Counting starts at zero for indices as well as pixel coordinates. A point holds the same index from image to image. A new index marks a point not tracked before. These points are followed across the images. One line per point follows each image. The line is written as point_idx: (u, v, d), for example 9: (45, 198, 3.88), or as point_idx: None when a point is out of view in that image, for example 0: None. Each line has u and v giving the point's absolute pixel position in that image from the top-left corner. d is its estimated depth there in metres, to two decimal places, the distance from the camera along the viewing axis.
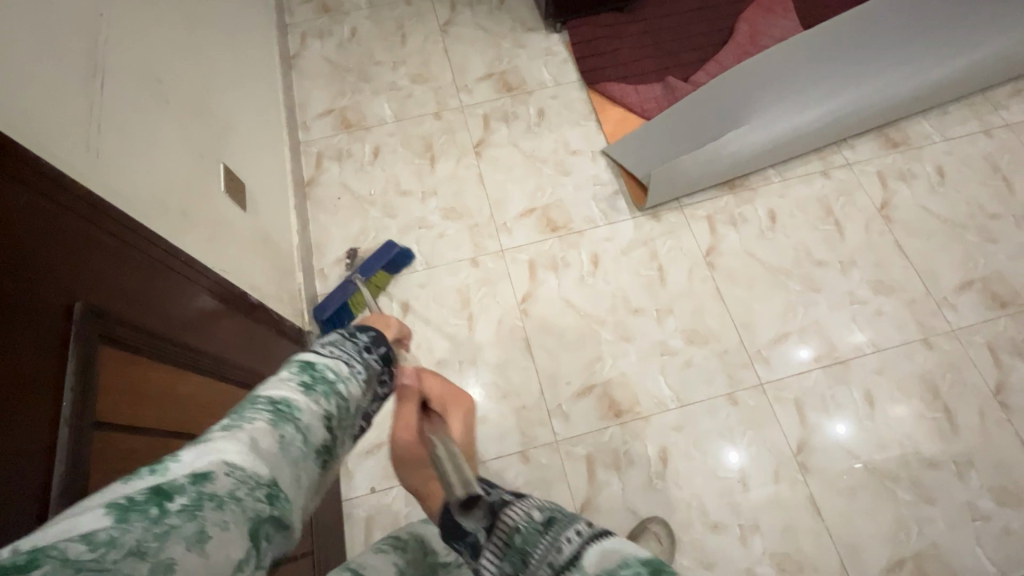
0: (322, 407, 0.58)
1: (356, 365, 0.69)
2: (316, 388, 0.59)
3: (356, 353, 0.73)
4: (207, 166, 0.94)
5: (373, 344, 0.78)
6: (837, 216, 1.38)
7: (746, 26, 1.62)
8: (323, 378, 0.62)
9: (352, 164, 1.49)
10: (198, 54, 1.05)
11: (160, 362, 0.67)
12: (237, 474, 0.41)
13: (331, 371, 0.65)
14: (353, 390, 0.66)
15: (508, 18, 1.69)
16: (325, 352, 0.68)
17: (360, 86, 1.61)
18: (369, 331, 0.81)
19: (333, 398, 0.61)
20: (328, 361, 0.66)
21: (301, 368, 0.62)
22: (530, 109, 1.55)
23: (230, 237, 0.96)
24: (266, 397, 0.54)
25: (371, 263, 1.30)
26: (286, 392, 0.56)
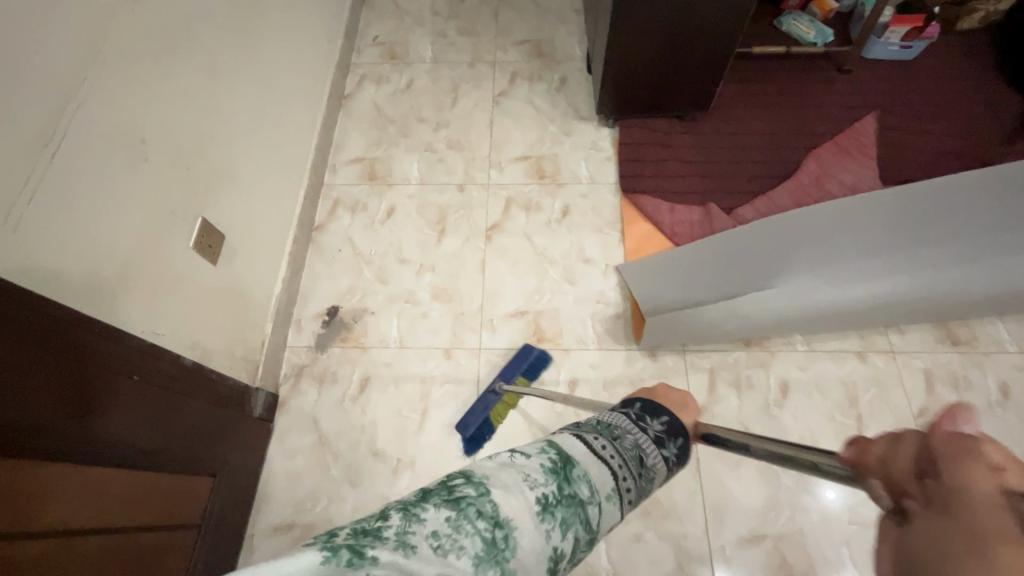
0: (548, 543, 0.54)
1: (622, 478, 0.61)
2: (552, 516, 0.54)
3: (631, 459, 0.62)
4: (177, 223, 0.94)
5: (667, 435, 0.67)
6: (861, 409, 1.19)
7: (814, 163, 1.47)
8: (574, 498, 0.57)
9: (364, 218, 1.48)
10: (218, 104, 1.07)
11: (41, 456, 0.66)
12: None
13: (587, 484, 0.58)
14: (604, 513, 0.59)
15: (563, 102, 1.64)
16: (599, 450, 0.61)
17: (398, 140, 1.60)
18: (663, 416, 0.69)
19: (576, 525, 0.57)
20: (593, 469, 0.59)
21: (556, 458, 0.59)
22: (556, 203, 1.47)
23: (181, 294, 0.95)
24: (496, 506, 0.53)
25: (510, 368, 1.23)
26: (512, 512, 0.53)
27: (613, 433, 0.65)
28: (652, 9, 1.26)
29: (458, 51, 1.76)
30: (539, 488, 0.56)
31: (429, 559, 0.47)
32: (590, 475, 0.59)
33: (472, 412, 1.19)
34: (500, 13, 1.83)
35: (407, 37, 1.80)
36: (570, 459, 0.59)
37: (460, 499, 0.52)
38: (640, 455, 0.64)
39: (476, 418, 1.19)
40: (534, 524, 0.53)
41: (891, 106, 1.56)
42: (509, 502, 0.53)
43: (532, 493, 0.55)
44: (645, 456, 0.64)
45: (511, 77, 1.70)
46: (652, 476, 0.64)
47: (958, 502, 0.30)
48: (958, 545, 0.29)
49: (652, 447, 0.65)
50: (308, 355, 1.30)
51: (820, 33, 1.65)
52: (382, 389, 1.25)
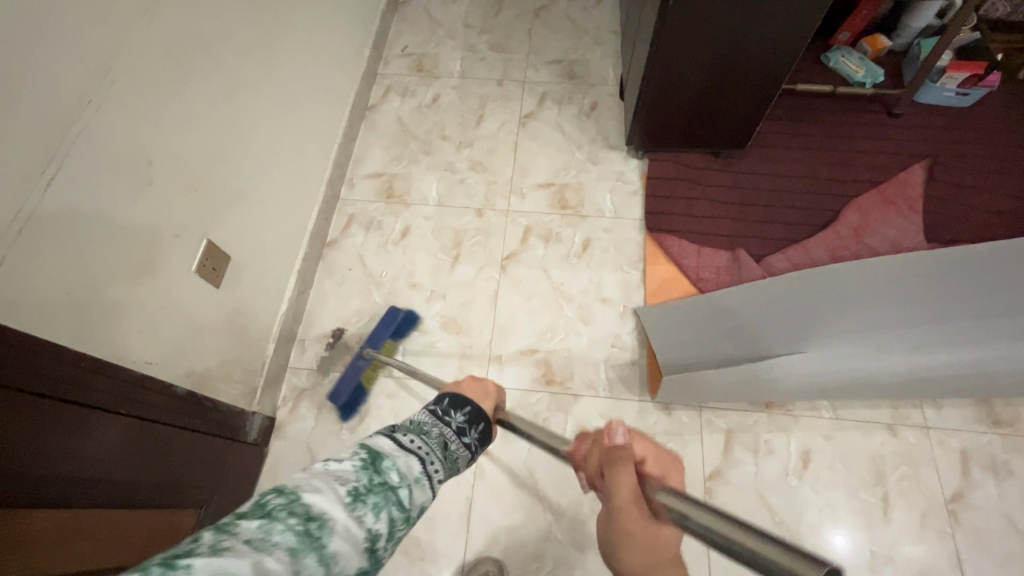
0: (362, 530, 0.54)
1: (431, 461, 0.69)
2: (364, 500, 0.57)
3: (435, 446, 0.72)
4: (179, 246, 0.90)
5: (466, 426, 0.81)
6: (888, 488, 1.11)
7: (854, 215, 1.38)
8: (384, 484, 0.61)
9: (378, 238, 1.43)
10: (234, 122, 1.03)
11: (23, 500, 0.62)
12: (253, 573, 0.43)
13: (397, 472, 0.63)
14: (416, 499, 0.64)
15: (592, 128, 1.58)
16: (401, 442, 0.69)
17: (419, 157, 1.55)
18: (465, 408, 0.83)
19: (390, 507, 0.59)
20: (398, 458, 0.65)
21: (366, 455, 0.63)
22: (576, 235, 1.41)
23: (177, 321, 0.91)
24: (306, 503, 0.52)
25: (378, 331, 1.26)
26: (322, 504, 0.52)
27: (420, 430, 0.74)
28: (694, 45, 1.19)
29: (487, 68, 1.71)
30: (347, 483, 0.58)
31: (243, 553, 0.43)
32: (399, 464, 0.65)
33: (343, 382, 1.21)
34: (534, 30, 1.78)
35: (437, 49, 1.76)
36: (379, 453, 0.65)
37: (268, 510, 0.49)
38: (441, 441, 0.74)
39: (347, 386, 1.20)
40: (345, 511, 0.54)
41: (942, 157, 1.46)
42: (324, 501, 0.53)
43: (341, 487, 0.57)
44: (448, 445, 0.76)
45: (540, 98, 1.65)
46: (455, 456, 0.76)
47: (620, 506, 0.59)
48: (635, 533, 0.57)
49: (453, 438, 0.77)
50: (309, 378, 1.26)
51: (870, 71, 1.56)
52: (381, 421, 1.21)
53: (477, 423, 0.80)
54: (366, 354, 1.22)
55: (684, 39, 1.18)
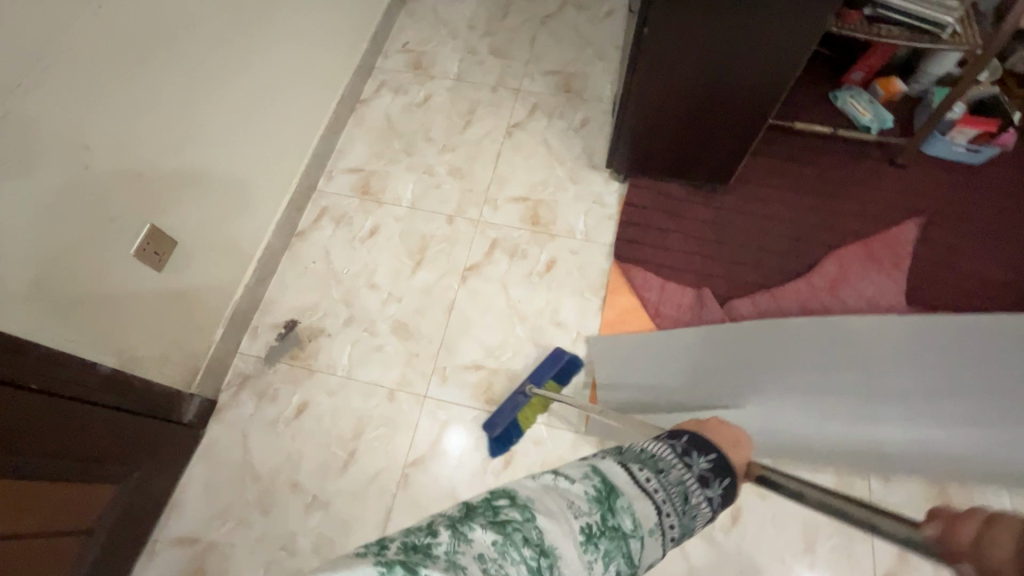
0: (587, 575, 0.56)
1: (666, 514, 0.64)
2: (596, 544, 0.58)
3: (675, 496, 0.65)
4: (116, 229, 0.92)
5: (712, 473, 0.69)
6: (814, 558, 1.07)
7: (832, 267, 1.32)
8: (619, 531, 0.60)
9: (345, 233, 1.44)
10: (195, 109, 1.04)
11: None
12: None
13: (630, 517, 0.61)
14: (645, 548, 0.62)
15: (578, 146, 1.55)
16: (639, 479, 0.65)
17: (400, 156, 1.55)
18: (711, 454, 0.71)
19: (620, 557, 0.59)
20: (628, 495, 0.63)
21: (602, 486, 0.62)
22: (543, 254, 1.39)
23: (108, 300, 0.93)
24: (539, 530, 0.55)
25: (542, 370, 1.20)
26: (552, 537, 0.55)
27: (660, 469, 0.67)
28: (674, 74, 1.15)
29: (484, 72, 1.69)
30: (582, 517, 0.59)
31: (477, 572, 0.49)
32: (634, 509, 0.62)
33: (500, 413, 1.17)
34: (537, 38, 1.74)
35: (437, 48, 1.74)
36: (614, 490, 0.63)
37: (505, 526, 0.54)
38: (683, 492, 0.66)
39: (505, 419, 1.16)
40: (579, 551, 0.56)
41: (939, 215, 1.38)
42: (550, 525, 0.56)
43: (576, 521, 0.58)
44: (688, 497, 0.67)
45: (531, 109, 1.62)
46: (694, 514, 0.67)
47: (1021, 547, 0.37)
48: None
49: (694, 483, 0.67)
50: (255, 366, 1.27)
51: (878, 116, 1.47)
52: (317, 418, 1.22)
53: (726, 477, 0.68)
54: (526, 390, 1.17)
55: (664, 67, 1.14)
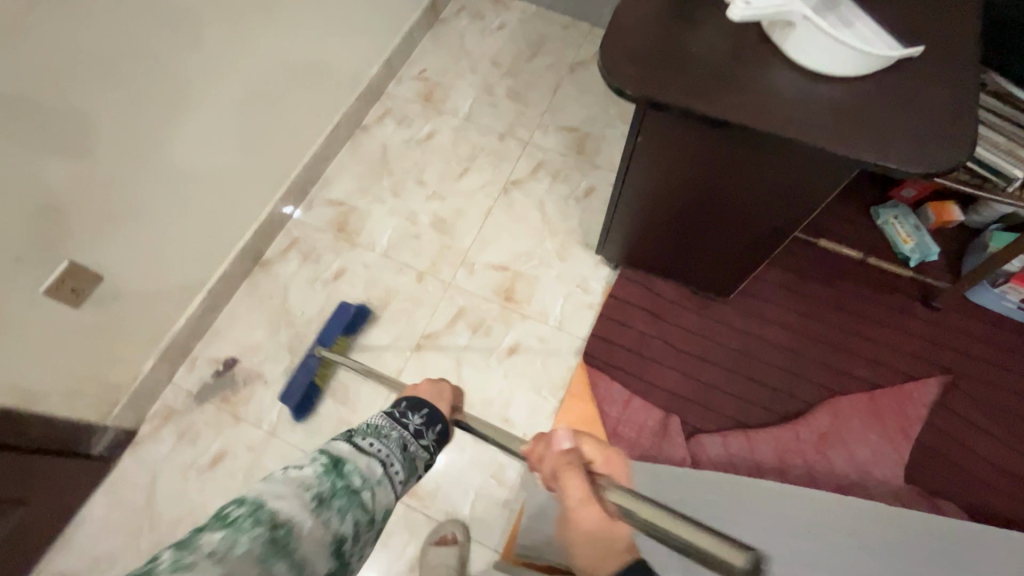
0: (336, 529, 0.54)
1: (391, 465, 0.63)
2: (331, 504, 0.55)
3: (396, 450, 0.65)
4: (24, 268, 0.86)
5: (427, 426, 0.71)
6: None
7: (825, 418, 1.16)
8: (349, 488, 0.58)
9: (309, 272, 1.36)
10: (137, 139, 0.96)
11: None
12: (219, 555, 0.46)
13: (359, 475, 0.60)
14: (383, 497, 0.61)
15: (575, 218, 1.41)
16: (362, 446, 0.63)
17: (386, 196, 1.46)
18: (423, 409, 0.72)
19: (358, 510, 0.57)
20: (359, 461, 0.61)
21: (328, 460, 0.59)
22: (508, 335, 1.27)
23: (16, 339, 0.89)
24: (270, 510, 0.51)
25: (331, 329, 1.22)
26: (289, 512, 0.52)
27: (384, 432, 0.66)
28: (667, 184, 0.96)
29: (495, 116, 1.57)
30: (311, 488, 0.55)
31: (207, 572, 0.44)
32: (358, 468, 0.60)
33: (294, 379, 1.18)
34: (560, 86, 1.62)
35: (453, 82, 1.64)
36: (341, 462, 0.59)
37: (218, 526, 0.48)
38: (402, 446, 0.67)
39: (297, 386, 1.17)
40: (314, 515, 0.53)
41: (968, 377, 1.19)
42: (301, 523, 0.52)
43: (303, 493, 0.54)
44: (410, 447, 0.67)
45: (536, 165, 1.49)
46: (421, 463, 0.68)
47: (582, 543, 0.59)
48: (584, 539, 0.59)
49: (413, 439, 0.68)
50: (184, 401, 1.22)
51: (922, 246, 1.27)
52: (230, 472, 1.15)
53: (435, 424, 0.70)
54: (315, 352, 1.18)
55: (657, 175, 0.95)
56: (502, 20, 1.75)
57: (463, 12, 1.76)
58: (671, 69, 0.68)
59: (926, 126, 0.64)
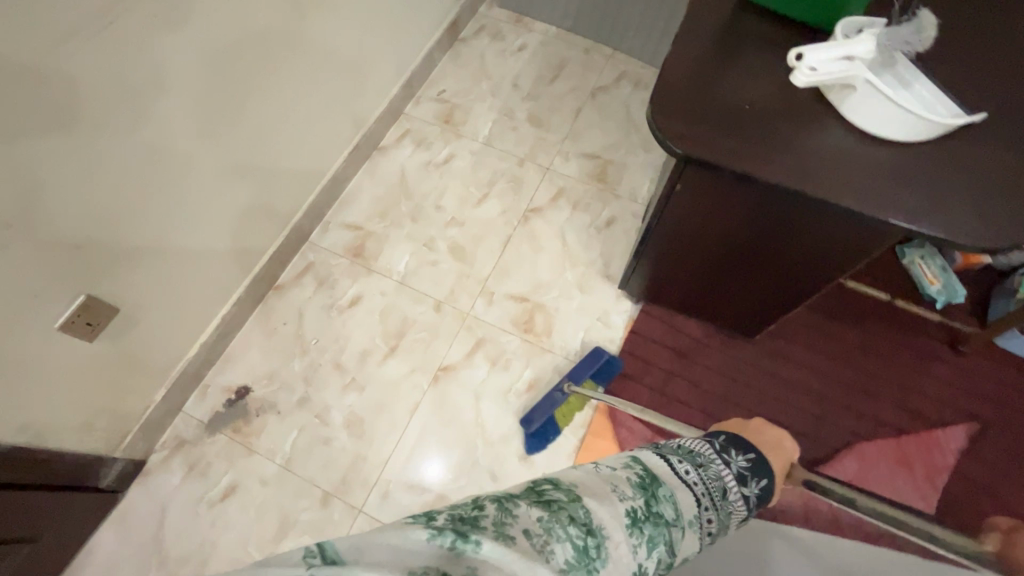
0: (635, 559, 0.56)
1: (705, 506, 0.69)
2: (641, 528, 0.58)
3: (713, 492, 0.71)
4: (42, 306, 0.83)
5: (749, 473, 0.79)
6: None
7: (852, 466, 1.14)
8: (662, 519, 0.62)
9: (325, 298, 1.33)
10: (157, 171, 0.93)
11: None
12: (530, 535, 0.49)
13: (671, 506, 0.64)
14: (682, 539, 0.64)
15: (597, 249, 1.39)
16: (677, 469, 0.71)
17: (404, 221, 1.43)
18: (749, 454, 0.81)
19: (662, 541, 0.60)
20: (670, 484, 0.67)
21: (646, 474, 0.67)
22: (528, 370, 1.25)
23: (28, 378, 0.85)
24: (586, 508, 0.55)
25: (580, 370, 1.20)
26: (603, 518, 0.55)
27: (697, 462, 0.75)
28: (701, 233, 0.94)
29: (515, 140, 1.55)
30: (627, 501, 0.60)
31: (530, 546, 0.47)
32: (676, 498, 0.66)
33: (536, 408, 1.17)
34: (582, 112, 1.60)
35: (473, 104, 1.62)
36: (655, 476, 0.67)
37: (542, 504, 0.53)
38: (722, 488, 0.73)
39: (541, 416, 1.15)
40: (624, 533, 0.56)
41: (997, 426, 1.17)
42: (609, 538, 0.54)
43: (622, 505, 0.59)
44: (728, 494, 0.74)
45: (557, 193, 1.47)
46: (732, 510, 0.74)
47: None
48: None
49: (731, 483, 0.75)
50: (195, 431, 1.18)
51: (948, 288, 1.25)
52: (243, 507, 1.12)
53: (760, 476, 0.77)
54: (564, 387, 1.17)
55: (691, 226, 0.93)
56: (523, 41, 1.73)
57: (483, 32, 1.74)
58: (727, 135, 0.66)
59: (990, 199, 0.62)
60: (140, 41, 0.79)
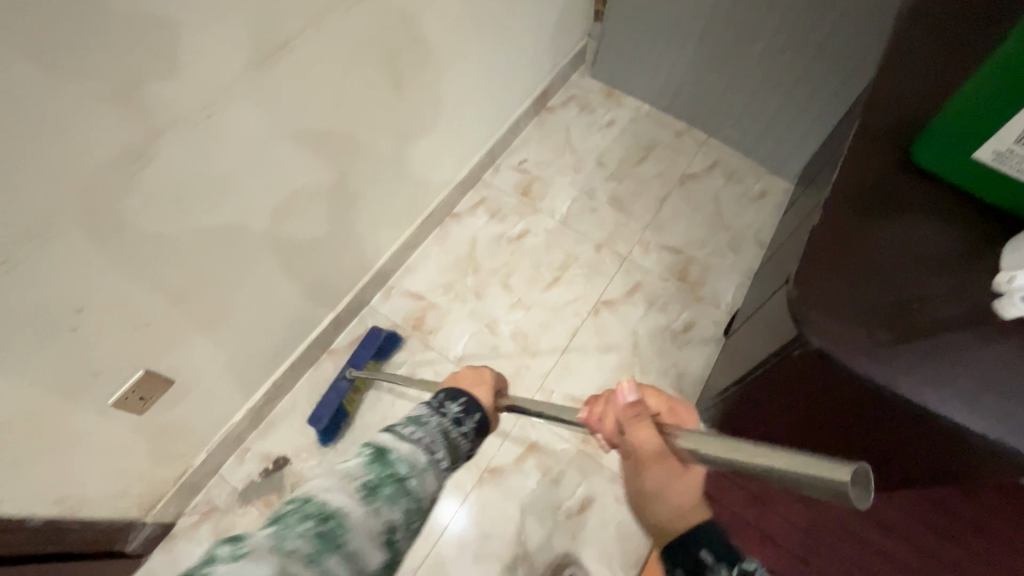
0: (382, 522, 0.50)
1: (437, 452, 0.60)
2: (380, 494, 0.51)
3: (440, 436, 0.62)
4: (102, 381, 0.81)
5: (463, 414, 0.69)
6: None
7: None
8: (395, 477, 0.54)
9: (377, 371, 1.27)
10: (237, 244, 0.90)
11: None
12: (260, 549, 0.44)
13: (406, 463, 0.55)
14: (429, 485, 0.56)
15: (669, 359, 1.29)
16: (405, 432, 0.59)
17: (469, 296, 1.36)
18: (459, 399, 0.71)
19: (408, 500, 0.53)
20: (404, 448, 0.57)
21: (374, 449, 0.56)
22: (580, 488, 1.15)
23: (76, 450, 0.83)
24: (319, 501, 0.48)
25: (361, 351, 1.24)
26: (338, 504, 0.49)
27: (422, 419, 0.64)
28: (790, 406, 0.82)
29: (594, 223, 1.47)
30: (355, 480, 0.52)
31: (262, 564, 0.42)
32: (407, 454, 0.56)
33: (324, 403, 1.16)
34: (667, 200, 1.51)
35: (553, 177, 1.56)
36: (380, 445, 0.56)
37: (273, 525, 0.47)
38: (445, 432, 0.63)
39: (331, 408, 1.15)
40: (361, 508, 0.50)
41: None
42: (354, 518, 0.49)
43: (352, 483, 0.51)
44: (454, 435, 0.65)
45: (632, 287, 1.38)
46: (461, 447, 0.64)
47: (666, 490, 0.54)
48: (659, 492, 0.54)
49: (453, 426, 0.66)
50: (227, 498, 1.14)
51: None
52: None
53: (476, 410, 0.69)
54: (347, 373, 1.18)
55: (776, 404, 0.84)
56: (612, 116, 1.67)
57: (572, 102, 1.69)
58: (883, 326, 0.55)
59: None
60: (240, 121, 0.78)
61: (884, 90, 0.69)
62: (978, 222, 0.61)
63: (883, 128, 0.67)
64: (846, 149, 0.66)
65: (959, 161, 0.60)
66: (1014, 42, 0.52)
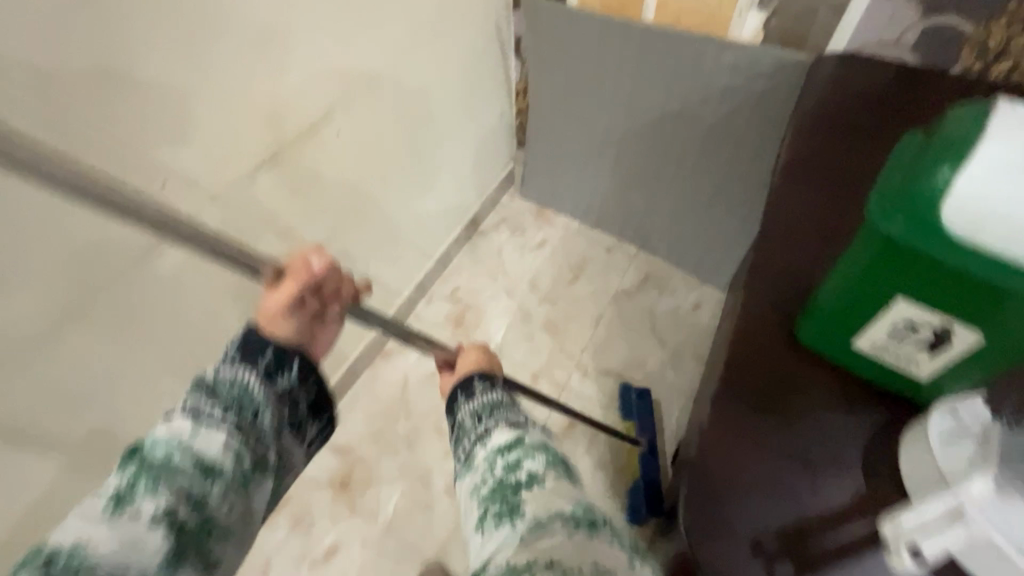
0: (167, 501, 0.50)
1: (213, 412, 0.56)
2: (131, 496, 0.49)
3: (228, 397, 0.58)
4: None
5: (276, 362, 0.63)
6: None
7: None
8: (150, 466, 0.51)
9: (301, 545, 1.18)
10: (89, 409, 0.89)
11: None
12: None
13: (165, 449, 0.52)
14: (218, 452, 0.54)
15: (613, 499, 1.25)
16: (171, 417, 0.56)
17: (399, 445, 1.28)
18: (293, 362, 0.64)
19: (171, 479, 0.51)
20: (165, 431, 0.54)
21: (132, 453, 0.53)
22: None
23: None
24: (48, 548, 0.45)
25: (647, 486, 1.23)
26: (71, 537, 0.45)
27: (205, 385, 0.59)
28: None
29: (529, 352, 1.46)
30: (104, 495, 0.50)
31: None
32: (171, 438, 0.53)
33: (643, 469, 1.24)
34: (602, 320, 1.50)
35: (487, 305, 1.55)
36: (138, 447, 0.53)
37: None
38: (240, 392, 0.59)
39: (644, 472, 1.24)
40: (105, 525, 0.47)
41: None
42: (94, 542, 0.45)
43: (97, 502, 0.49)
44: (250, 384, 0.60)
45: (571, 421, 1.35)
46: (269, 396, 0.61)
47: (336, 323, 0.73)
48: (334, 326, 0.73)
49: (256, 375, 0.61)
50: None
51: None
52: None
53: (287, 352, 0.64)
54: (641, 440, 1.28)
55: None
56: (543, 237, 1.68)
57: (503, 225, 1.71)
58: (785, 557, 0.55)
59: None
60: (102, 303, 0.80)
61: (765, 266, 0.73)
62: (871, 413, 0.59)
63: (767, 307, 0.69)
64: (732, 335, 0.67)
65: (845, 351, 0.60)
66: (853, 258, 0.54)
